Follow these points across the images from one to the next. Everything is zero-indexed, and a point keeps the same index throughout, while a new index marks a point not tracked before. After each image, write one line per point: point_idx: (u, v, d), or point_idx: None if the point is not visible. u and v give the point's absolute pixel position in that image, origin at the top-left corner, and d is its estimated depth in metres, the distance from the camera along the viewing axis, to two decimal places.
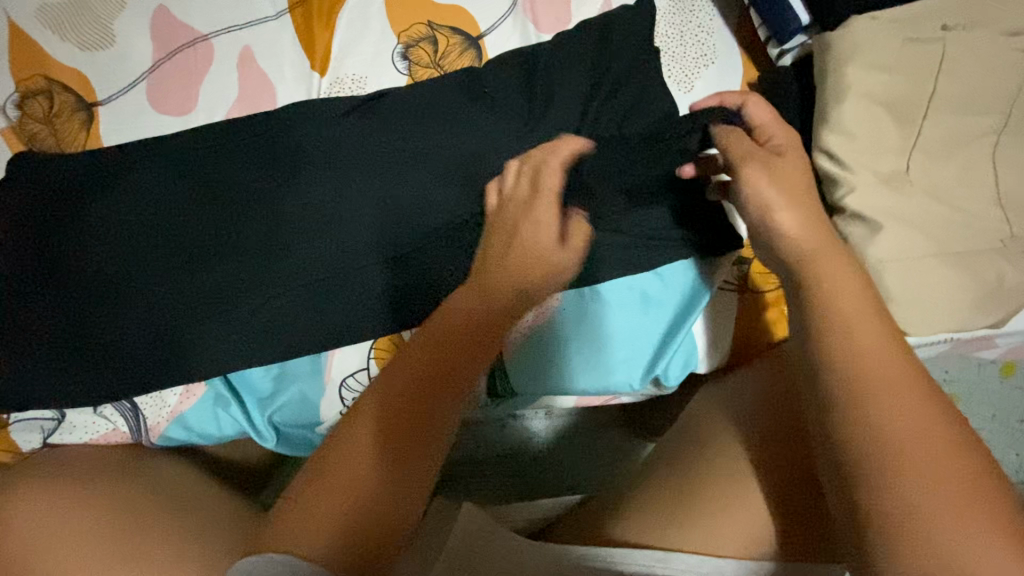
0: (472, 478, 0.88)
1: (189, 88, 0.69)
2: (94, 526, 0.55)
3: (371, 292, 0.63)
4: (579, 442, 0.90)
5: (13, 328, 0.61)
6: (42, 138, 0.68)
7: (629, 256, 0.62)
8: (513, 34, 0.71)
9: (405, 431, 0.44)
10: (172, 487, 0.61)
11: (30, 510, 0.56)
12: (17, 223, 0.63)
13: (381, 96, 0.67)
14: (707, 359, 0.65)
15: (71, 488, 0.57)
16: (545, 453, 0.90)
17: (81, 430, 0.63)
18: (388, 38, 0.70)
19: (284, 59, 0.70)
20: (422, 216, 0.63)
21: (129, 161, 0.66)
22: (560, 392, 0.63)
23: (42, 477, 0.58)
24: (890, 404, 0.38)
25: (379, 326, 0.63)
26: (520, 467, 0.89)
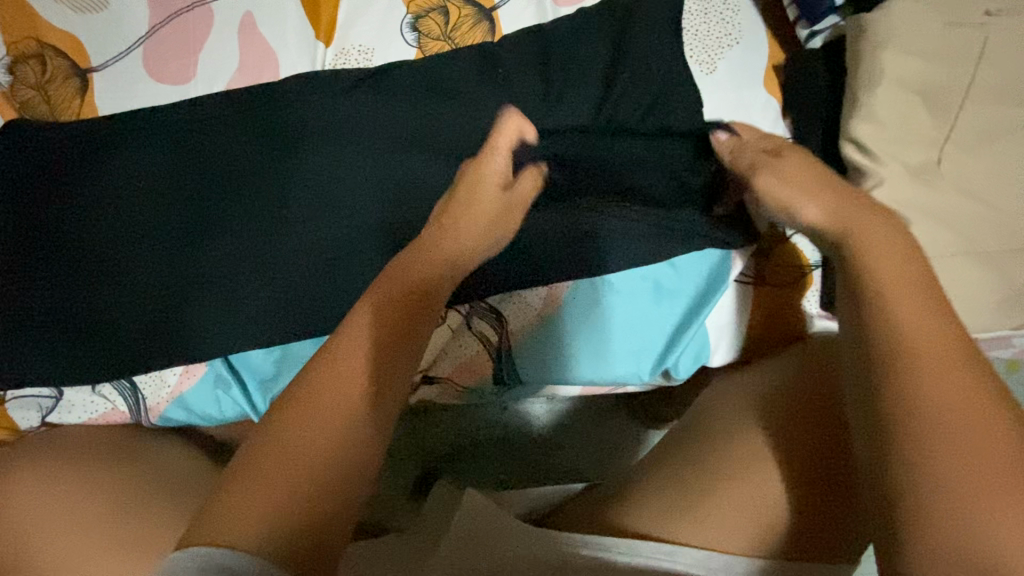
0: (472, 458, 0.87)
1: (187, 56, 0.66)
2: (100, 507, 0.54)
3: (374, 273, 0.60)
4: (580, 429, 0.89)
5: (12, 306, 0.59)
6: (35, 105, 0.65)
7: (642, 243, 0.60)
8: (529, 5, 0.66)
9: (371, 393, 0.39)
10: (174, 465, 0.60)
11: (32, 489, 0.55)
12: (10, 195, 0.61)
13: (388, 70, 0.64)
14: (717, 354, 0.63)
15: (72, 467, 0.57)
16: (546, 437, 0.89)
17: (81, 410, 0.61)
18: (396, 6, 0.67)
19: (287, 26, 0.67)
20: (429, 198, 0.61)
21: (127, 133, 0.63)
22: (564, 383, 0.61)
23: (43, 455, 0.58)
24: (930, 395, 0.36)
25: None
26: (517, 451, 0.88)
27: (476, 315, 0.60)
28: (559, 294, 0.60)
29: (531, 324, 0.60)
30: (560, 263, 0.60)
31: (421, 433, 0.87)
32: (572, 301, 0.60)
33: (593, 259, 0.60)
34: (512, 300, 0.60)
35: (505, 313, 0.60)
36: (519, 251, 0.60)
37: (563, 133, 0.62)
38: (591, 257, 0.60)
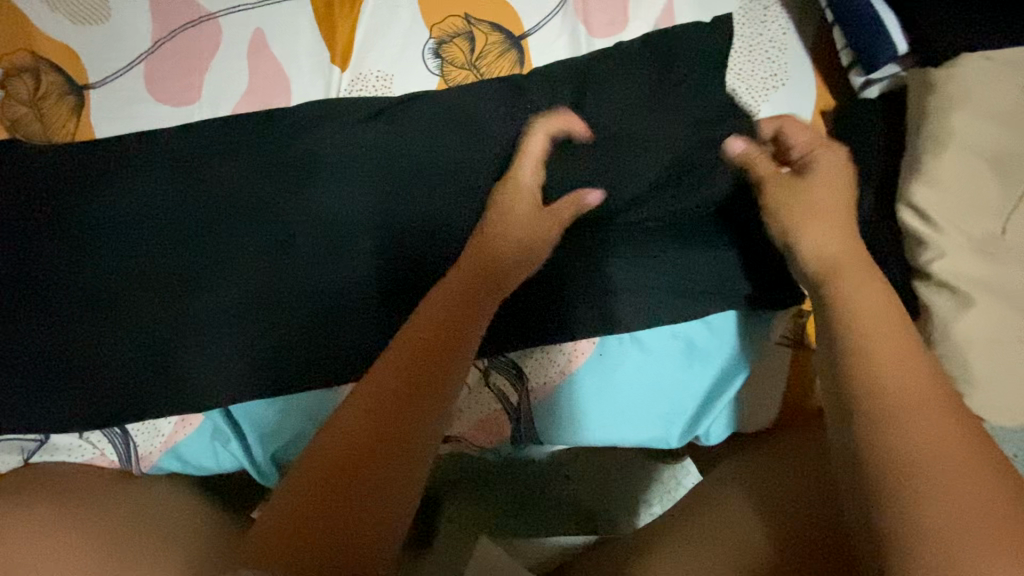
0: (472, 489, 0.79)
1: (192, 74, 0.62)
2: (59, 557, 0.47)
3: (381, 322, 0.56)
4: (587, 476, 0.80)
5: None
6: (25, 122, 0.60)
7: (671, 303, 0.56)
8: (561, 35, 0.62)
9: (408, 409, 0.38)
10: (161, 512, 0.54)
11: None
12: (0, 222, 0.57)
13: (407, 100, 0.60)
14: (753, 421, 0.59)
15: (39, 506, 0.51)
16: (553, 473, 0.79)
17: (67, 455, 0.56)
18: (418, 29, 0.62)
19: (301, 46, 0.62)
20: (449, 240, 0.57)
21: (126, 157, 0.59)
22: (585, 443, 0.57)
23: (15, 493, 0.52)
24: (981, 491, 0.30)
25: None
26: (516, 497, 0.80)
27: (494, 370, 0.57)
28: (583, 352, 0.57)
29: (552, 382, 0.56)
30: (587, 317, 0.56)
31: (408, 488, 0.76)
32: (598, 358, 0.56)
33: (624, 313, 0.56)
34: (533, 356, 0.56)
35: (525, 368, 0.56)
36: (541, 305, 0.56)
37: (594, 173, 0.57)
38: (621, 311, 0.56)
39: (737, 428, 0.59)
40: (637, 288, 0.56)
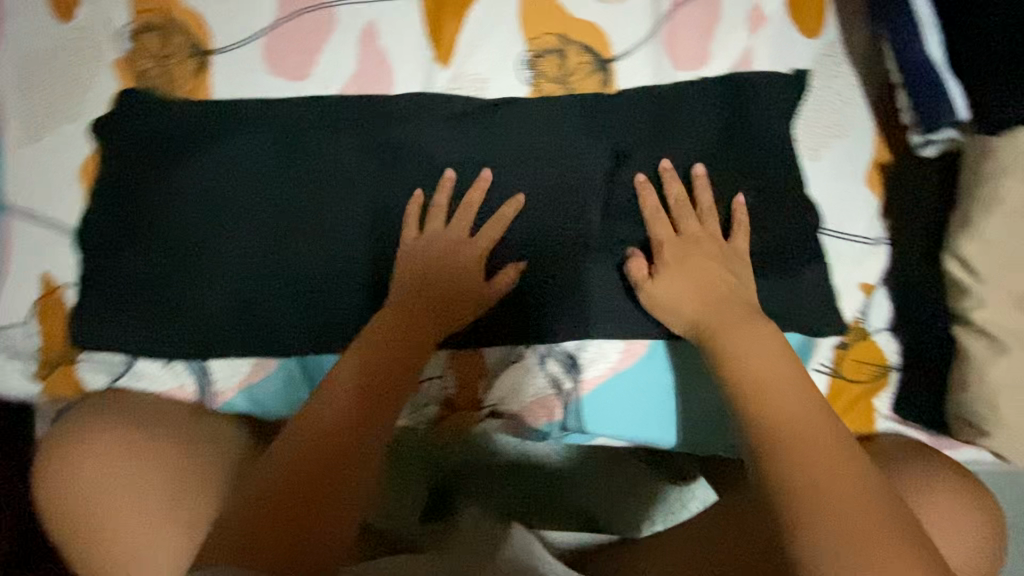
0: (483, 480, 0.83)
1: (306, 55, 0.67)
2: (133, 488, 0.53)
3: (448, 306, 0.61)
4: (594, 474, 0.84)
5: (105, 271, 0.60)
6: (152, 75, 0.66)
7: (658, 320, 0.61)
8: (647, 62, 0.67)
9: (348, 447, 0.45)
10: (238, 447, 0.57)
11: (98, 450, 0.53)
12: (120, 163, 0.62)
13: (497, 106, 0.66)
14: None
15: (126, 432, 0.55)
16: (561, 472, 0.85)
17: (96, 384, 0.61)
18: (516, 40, 0.68)
19: (408, 42, 0.68)
20: (525, 233, 0.62)
21: (239, 119, 0.64)
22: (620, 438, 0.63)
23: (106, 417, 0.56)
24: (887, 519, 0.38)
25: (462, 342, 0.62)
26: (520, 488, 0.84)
27: (547, 360, 0.62)
28: (635, 351, 0.62)
29: (603, 375, 0.62)
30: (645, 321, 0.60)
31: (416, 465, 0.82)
32: (648, 358, 0.62)
33: None
34: (589, 348, 0.62)
35: (580, 358, 0.62)
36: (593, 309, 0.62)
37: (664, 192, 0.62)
38: None
39: None
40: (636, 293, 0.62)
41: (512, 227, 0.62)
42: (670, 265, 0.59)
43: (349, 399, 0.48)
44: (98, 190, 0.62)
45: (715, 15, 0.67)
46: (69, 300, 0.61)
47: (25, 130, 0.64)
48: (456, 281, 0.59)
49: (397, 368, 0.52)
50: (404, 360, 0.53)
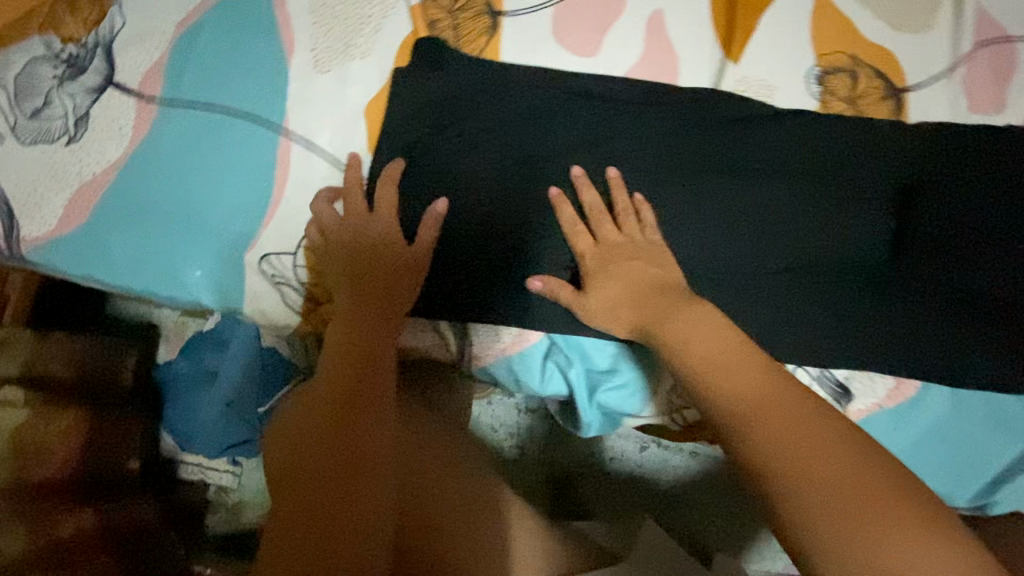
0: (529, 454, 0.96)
1: (595, 32, 0.66)
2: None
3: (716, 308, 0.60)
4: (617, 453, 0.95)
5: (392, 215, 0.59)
6: (444, 28, 0.65)
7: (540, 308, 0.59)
8: (943, 98, 0.65)
9: (347, 412, 0.48)
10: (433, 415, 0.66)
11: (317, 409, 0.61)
12: (413, 113, 0.62)
13: (791, 117, 0.64)
14: None
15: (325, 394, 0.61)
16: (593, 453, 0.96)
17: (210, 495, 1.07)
18: (808, 53, 0.66)
19: (698, 37, 0.67)
20: (804, 249, 0.61)
21: (531, 90, 0.64)
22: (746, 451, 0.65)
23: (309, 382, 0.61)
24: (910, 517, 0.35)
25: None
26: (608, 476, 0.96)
27: (819, 384, 0.60)
28: (904, 391, 0.60)
29: (870, 409, 0.60)
30: (913, 359, 0.60)
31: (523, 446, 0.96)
32: (917, 400, 0.60)
33: (951, 367, 0.59)
34: (859, 378, 0.60)
35: (850, 384, 0.60)
36: (779, 304, 0.61)
37: (952, 233, 0.61)
38: (949, 366, 0.59)
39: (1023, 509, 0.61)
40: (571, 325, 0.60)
41: (788, 244, 0.62)
42: (936, 311, 0.60)
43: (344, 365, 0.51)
44: (388, 136, 0.62)
45: (1011, 64, 0.66)
46: None
47: (315, 59, 0.63)
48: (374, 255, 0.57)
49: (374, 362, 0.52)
50: (374, 332, 0.54)
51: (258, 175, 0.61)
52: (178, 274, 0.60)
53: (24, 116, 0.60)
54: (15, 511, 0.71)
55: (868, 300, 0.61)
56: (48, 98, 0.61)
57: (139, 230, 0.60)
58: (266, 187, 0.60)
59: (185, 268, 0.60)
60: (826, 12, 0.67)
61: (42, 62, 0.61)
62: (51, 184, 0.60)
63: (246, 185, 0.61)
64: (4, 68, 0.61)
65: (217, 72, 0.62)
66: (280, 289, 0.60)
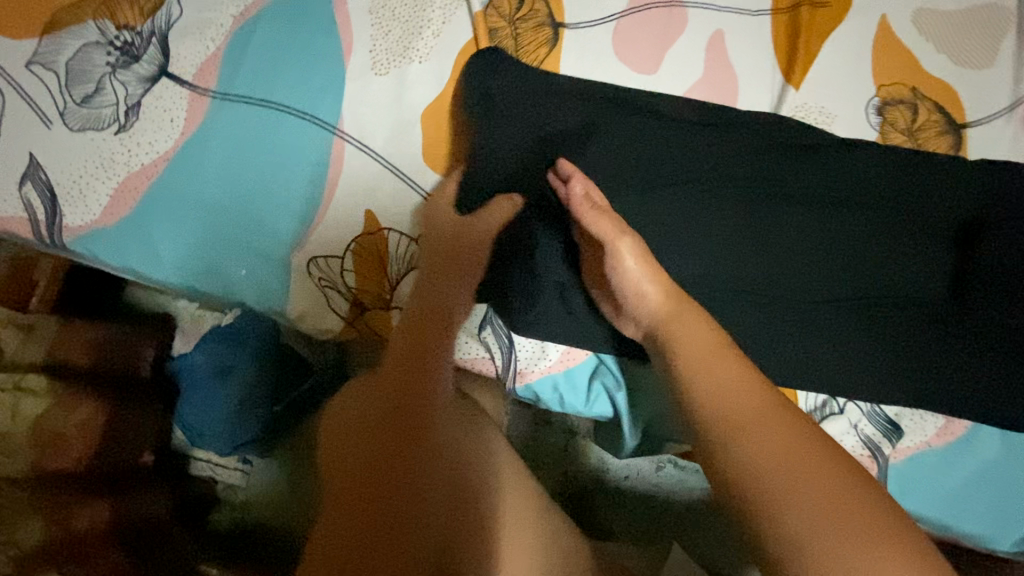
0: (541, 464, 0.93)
1: (656, 50, 0.66)
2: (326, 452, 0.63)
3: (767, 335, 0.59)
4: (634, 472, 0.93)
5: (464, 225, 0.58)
6: (505, 38, 0.64)
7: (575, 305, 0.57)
8: (1004, 136, 0.65)
9: None
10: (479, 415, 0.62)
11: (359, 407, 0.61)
12: (471, 123, 0.61)
13: (853, 146, 0.63)
14: None
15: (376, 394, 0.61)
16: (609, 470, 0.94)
17: (221, 492, 1.06)
18: (868, 83, 0.66)
19: (758, 60, 0.66)
20: (863, 279, 0.60)
21: (592, 99, 0.61)
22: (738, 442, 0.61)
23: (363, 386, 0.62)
24: (869, 511, 0.36)
25: (787, 377, 0.58)
26: (620, 491, 0.94)
27: (869, 420, 0.60)
28: (952, 430, 0.59)
29: (915, 446, 0.60)
30: (968, 399, 0.58)
31: (535, 456, 0.93)
32: (964, 440, 0.59)
33: (1004, 410, 0.58)
34: (908, 414, 0.59)
35: (899, 422, 0.59)
36: (835, 336, 0.59)
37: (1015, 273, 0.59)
38: (1002, 408, 0.58)
39: None
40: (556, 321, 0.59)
41: (848, 275, 0.60)
42: (995, 352, 0.59)
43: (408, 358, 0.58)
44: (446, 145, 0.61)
45: None
46: (393, 242, 0.59)
47: (373, 61, 0.62)
48: (456, 235, 0.58)
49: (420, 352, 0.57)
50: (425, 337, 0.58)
51: (311, 176, 0.60)
52: (222, 272, 0.58)
53: (74, 101, 0.59)
54: (32, 499, 0.69)
55: (934, 336, 0.59)
56: (99, 85, 0.60)
57: (184, 224, 0.59)
58: (318, 189, 0.60)
59: (229, 265, 0.58)
60: (887, 44, 0.67)
61: (95, 47, 0.60)
62: (97, 173, 0.59)
63: (297, 185, 0.60)
64: (56, 51, 0.60)
65: (273, 69, 0.61)
66: (326, 293, 0.59)
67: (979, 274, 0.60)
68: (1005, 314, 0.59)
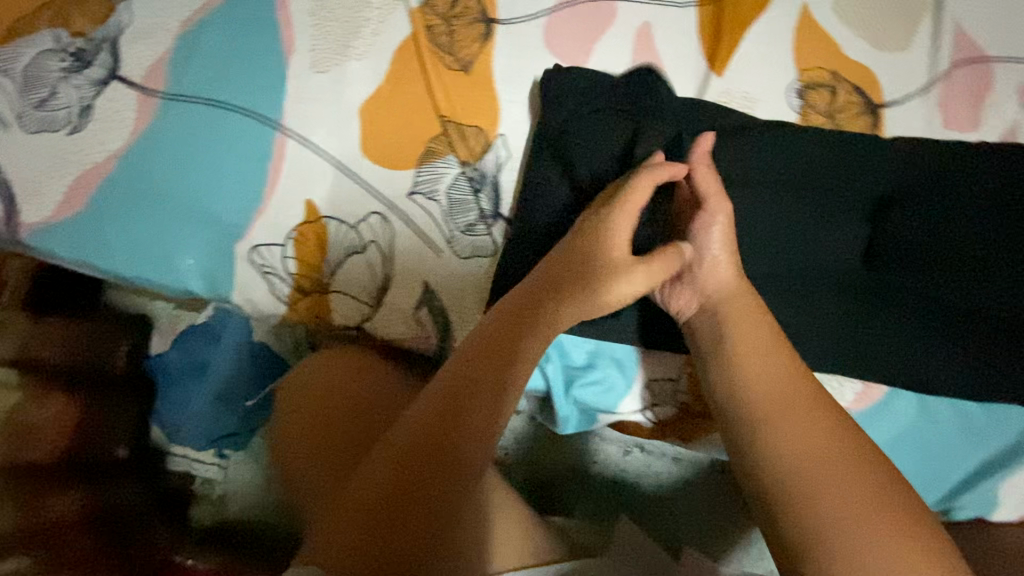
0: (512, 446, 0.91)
1: (585, 42, 0.69)
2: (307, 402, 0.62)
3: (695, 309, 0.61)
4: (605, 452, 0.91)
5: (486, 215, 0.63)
6: (438, 33, 0.67)
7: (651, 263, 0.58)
8: (919, 115, 0.68)
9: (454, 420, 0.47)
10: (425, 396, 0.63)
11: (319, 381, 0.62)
12: (405, 116, 0.65)
13: (775, 128, 0.66)
14: (1004, 511, 0.61)
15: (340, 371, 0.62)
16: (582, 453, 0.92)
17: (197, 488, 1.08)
18: (790, 68, 0.69)
19: (683, 50, 0.69)
20: (780, 254, 0.63)
21: (518, 95, 0.66)
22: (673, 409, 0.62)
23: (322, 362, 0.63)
24: (814, 442, 0.47)
25: None
26: (614, 490, 0.92)
27: None
28: (871, 395, 0.62)
29: None
30: (879, 365, 0.61)
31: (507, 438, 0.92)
32: (884, 404, 0.61)
33: (916, 374, 0.61)
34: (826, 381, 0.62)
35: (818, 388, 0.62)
36: None
37: (923, 243, 0.62)
38: (914, 373, 0.61)
39: (986, 517, 0.62)
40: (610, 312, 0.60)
41: (766, 252, 0.63)
42: (906, 320, 0.61)
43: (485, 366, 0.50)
44: (381, 136, 0.64)
45: (986, 84, 0.68)
46: (332, 229, 0.62)
47: (313, 60, 0.65)
48: (586, 261, 0.54)
49: (487, 372, 0.49)
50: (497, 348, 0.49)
51: (255, 169, 0.63)
52: (171, 262, 0.62)
53: (30, 105, 0.62)
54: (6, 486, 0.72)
55: (845, 308, 0.62)
56: (54, 90, 0.63)
57: (135, 219, 0.62)
58: (261, 181, 0.63)
59: (178, 256, 0.62)
60: (809, 29, 0.70)
61: (50, 55, 0.63)
62: (52, 172, 0.62)
63: (241, 178, 0.63)
64: (11, 58, 0.63)
65: (217, 69, 0.64)
66: (268, 279, 0.62)
67: (888, 246, 0.63)
68: (913, 283, 0.62)
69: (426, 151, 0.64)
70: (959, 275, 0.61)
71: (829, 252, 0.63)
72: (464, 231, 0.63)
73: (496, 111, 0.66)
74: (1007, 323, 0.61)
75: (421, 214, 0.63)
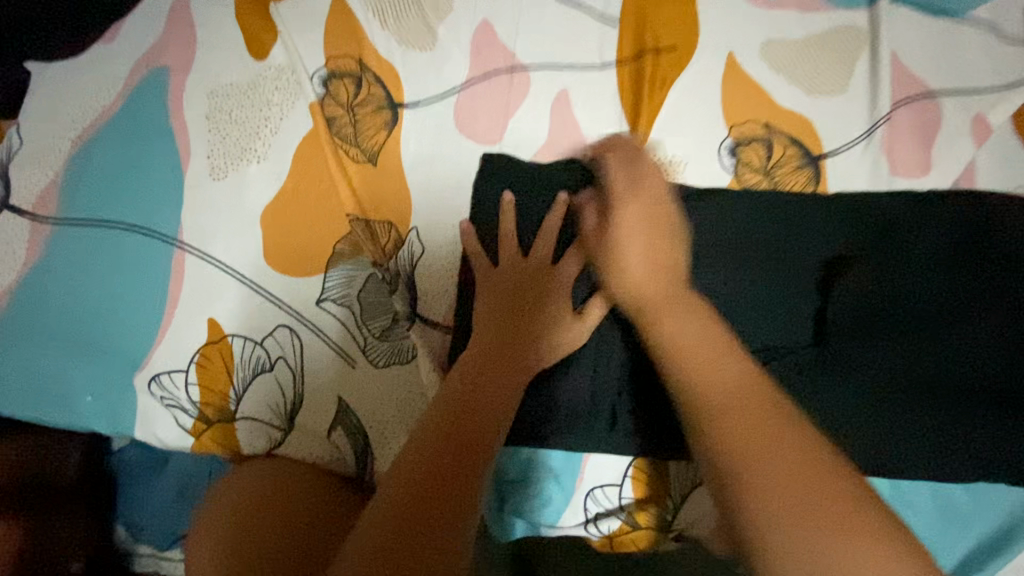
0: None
1: (499, 117, 0.65)
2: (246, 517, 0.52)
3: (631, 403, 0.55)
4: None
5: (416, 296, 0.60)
6: (341, 125, 0.63)
7: (578, 372, 0.55)
8: (862, 164, 0.63)
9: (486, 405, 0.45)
10: None
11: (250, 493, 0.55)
12: (311, 218, 0.61)
13: (706, 196, 0.60)
14: None
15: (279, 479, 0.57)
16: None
17: None
18: (719, 125, 0.64)
19: (604, 115, 0.65)
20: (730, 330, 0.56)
21: (431, 182, 0.62)
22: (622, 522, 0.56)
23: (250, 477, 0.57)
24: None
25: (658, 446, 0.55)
26: None
27: None
28: None
29: None
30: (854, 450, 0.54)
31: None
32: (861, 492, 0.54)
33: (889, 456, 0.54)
34: None
35: None
36: None
37: (884, 304, 0.56)
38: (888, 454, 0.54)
39: None
40: (565, 416, 0.55)
41: None
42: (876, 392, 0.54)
43: (400, 527, 0.35)
44: (285, 243, 0.60)
45: (934, 122, 0.64)
46: (238, 348, 0.58)
47: (210, 167, 0.62)
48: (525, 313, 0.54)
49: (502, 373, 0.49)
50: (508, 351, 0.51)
51: (152, 291, 0.59)
52: (68, 400, 0.58)
53: None
54: None
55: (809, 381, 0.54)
56: None
57: (29, 356, 0.58)
58: (161, 302, 0.59)
59: (77, 390, 0.58)
60: (737, 80, 0.65)
61: None
62: None
63: (138, 300, 0.59)
64: None
65: (108, 187, 0.61)
66: (171, 409, 0.58)
67: (849, 313, 0.56)
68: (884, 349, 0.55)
69: (334, 253, 0.60)
70: (928, 338, 0.55)
71: (785, 323, 0.56)
72: (380, 336, 0.59)
73: (406, 204, 0.62)
74: (989, 389, 0.54)
75: (332, 322, 0.59)
